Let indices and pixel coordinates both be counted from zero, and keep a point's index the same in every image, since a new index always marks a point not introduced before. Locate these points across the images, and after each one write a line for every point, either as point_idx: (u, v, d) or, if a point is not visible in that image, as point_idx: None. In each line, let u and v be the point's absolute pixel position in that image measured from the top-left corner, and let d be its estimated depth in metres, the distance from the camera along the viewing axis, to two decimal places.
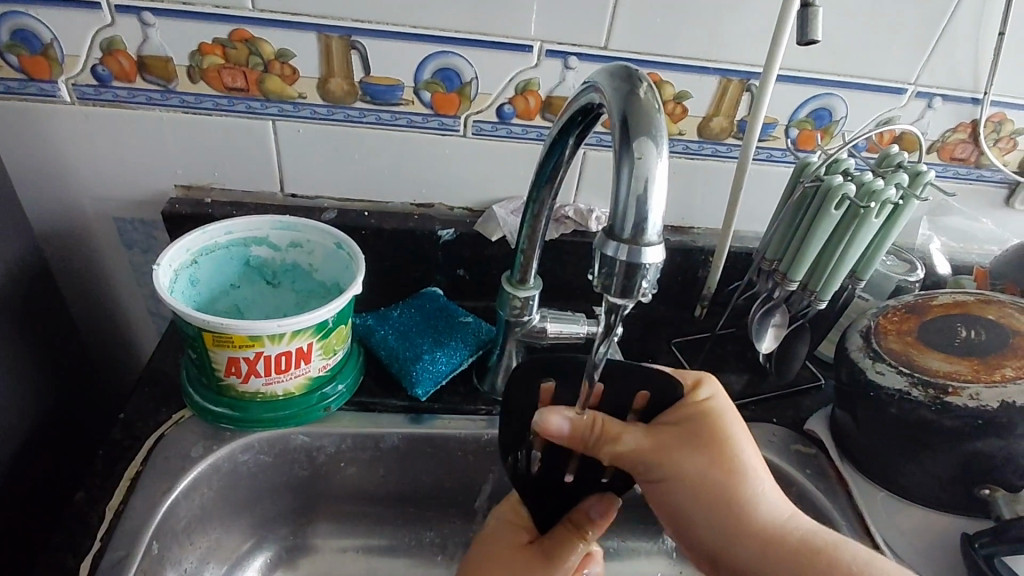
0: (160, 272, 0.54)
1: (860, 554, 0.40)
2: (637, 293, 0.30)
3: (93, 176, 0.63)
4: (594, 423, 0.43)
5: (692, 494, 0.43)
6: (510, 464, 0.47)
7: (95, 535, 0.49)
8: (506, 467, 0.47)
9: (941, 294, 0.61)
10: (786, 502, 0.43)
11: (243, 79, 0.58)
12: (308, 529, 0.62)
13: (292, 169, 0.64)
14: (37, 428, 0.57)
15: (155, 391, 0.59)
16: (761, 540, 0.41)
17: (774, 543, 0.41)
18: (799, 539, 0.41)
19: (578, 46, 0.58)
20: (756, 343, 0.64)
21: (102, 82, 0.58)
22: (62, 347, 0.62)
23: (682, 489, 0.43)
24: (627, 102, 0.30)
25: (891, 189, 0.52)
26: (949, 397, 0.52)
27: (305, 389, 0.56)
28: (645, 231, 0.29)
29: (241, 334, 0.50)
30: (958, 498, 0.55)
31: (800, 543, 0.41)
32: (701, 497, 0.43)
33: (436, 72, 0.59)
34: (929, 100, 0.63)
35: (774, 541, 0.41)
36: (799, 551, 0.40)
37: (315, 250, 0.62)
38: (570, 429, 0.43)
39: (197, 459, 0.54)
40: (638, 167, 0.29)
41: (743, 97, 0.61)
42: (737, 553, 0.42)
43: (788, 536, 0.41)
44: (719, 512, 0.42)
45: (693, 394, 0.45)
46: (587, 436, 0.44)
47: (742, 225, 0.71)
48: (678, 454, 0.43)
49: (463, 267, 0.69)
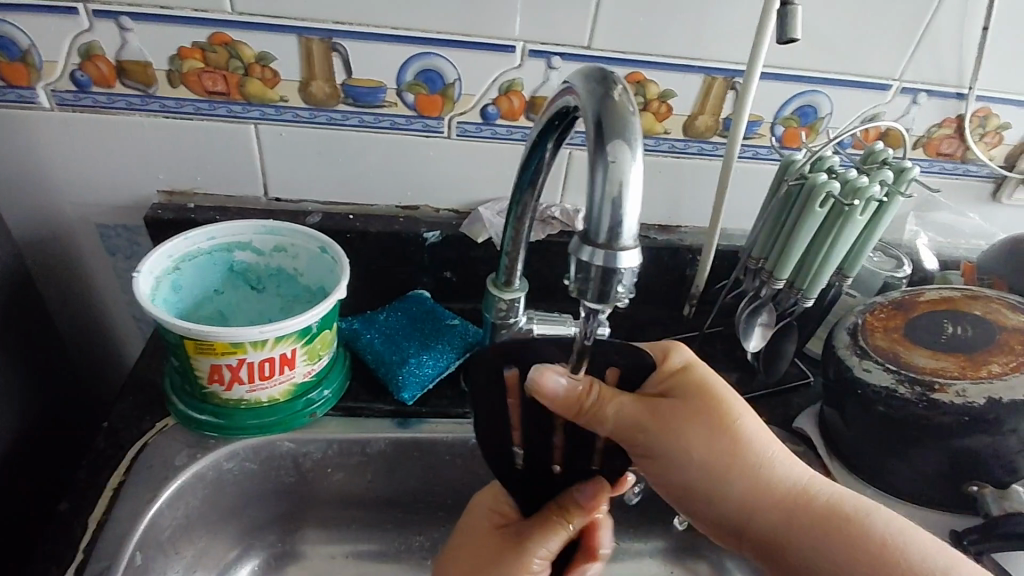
0: (141, 279, 0.53)
1: (891, 522, 0.39)
2: (613, 298, 0.30)
3: (74, 182, 0.62)
4: (589, 389, 0.40)
5: (704, 469, 0.41)
6: (494, 457, 0.45)
7: (77, 547, 0.48)
8: (490, 460, 0.45)
9: (928, 290, 0.61)
10: (798, 463, 0.42)
11: (224, 83, 0.57)
12: (296, 536, 0.62)
13: (276, 173, 0.64)
14: (19, 438, 0.56)
15: (139, 399, 0.59)
16: (786, 507, 0.40)
17: (801, 511, 0.40)
18: (824, 504, 0.40)
19: (561, 46, 0.57)
20: (744, 342, 0.64)
21: (81, 88, 0.57)
22: (44, 356, 0.61)
23: (693, 465, 0.41)
24: (602, 104, 0.30)
25: (875, 186, 0.52)
26: (935, 394, 0.52)
27: (291, 395, 0.55)
28: (620, 235, 0.29)
29: (224, 341, 0.49)
30: (946, 494, 0.55)
31: (825, 507, 0.40)
32: (708, 469, 0.41)
33: (418, 73, 0.58)
34: (914, 96, 0.63)
35: (801, 507, 0.40)
36: (830, 516, 0.40)
37: (299, 255, 0.62)
38: (566, 392, 0.40)
39: (181, 467, 0.54)
40: (613, 170, 0.29)
41: (728, 95, 0.61)
42: (757, 521, 0.41)
43: (814, 500, 0.40)
44: (738, 484, 0.41)
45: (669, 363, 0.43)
46: (580, 404, 0.40)
47: (729, 223, 0.71)
48: (682, 427, 0.41)
49: (450, 269, 0.69)
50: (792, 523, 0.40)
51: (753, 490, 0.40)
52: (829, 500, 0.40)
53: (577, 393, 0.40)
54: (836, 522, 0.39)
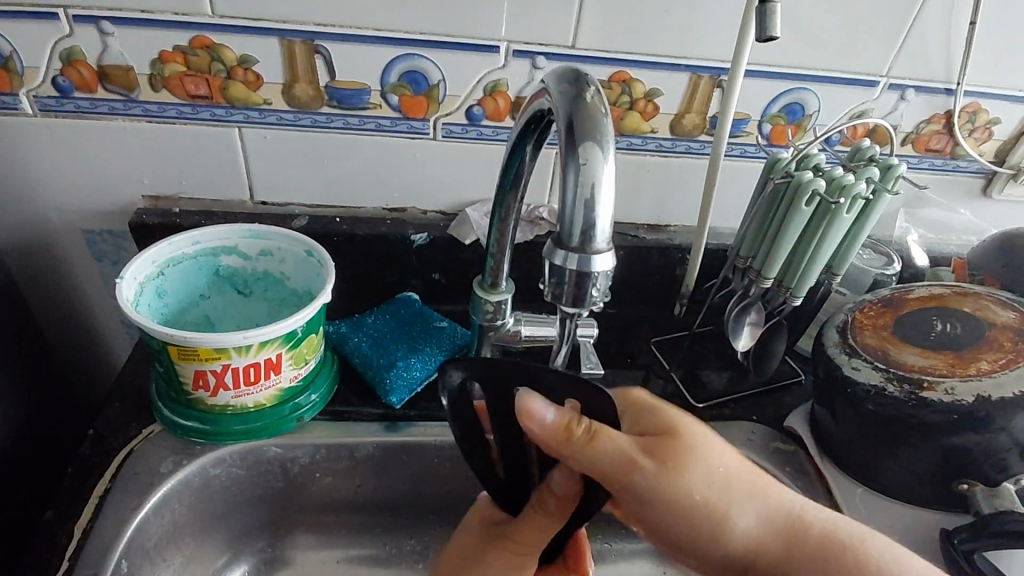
0: (124, 285, 0.53)
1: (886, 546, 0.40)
2: (588, 301, 0.31)
3: (59, 188, 0.62)
4: (578, 423, 0.40)
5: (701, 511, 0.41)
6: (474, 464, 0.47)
7: (61, 555, 0.48)
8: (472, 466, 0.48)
9: (918, 287, 0.61)
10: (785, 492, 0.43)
11: (207, 86, 0.57)
12: (285, 541, 0.61)
13: (261, 176, 0.63)
14: (4, 447, 0.56)
15: (125, 405, 0.58)
16: (788, 537, 0.41)
17: (803, 538, 0.41)
18: (822, 532, 0.41)
19: (546, 46, 0.57)
20: (733, 341, 0.64)
21: (63, 93, 0.56)
22: (29, 363, 0.61)
23: (696, 506, 0.41)
24: (574, 106, 0.29)
25: (862, 184, 0.52)
26: (924, 392, 0.51)
27: (277, 400, 0.55)
28: (594, 238, 0.29)
29: (208, 347, 0.49)
30: (937, 493, 0.55)
31: (824, 535, 0.41)
32: (705, 510, 0.41)
33: (402, 74, 0.58)
34: (902, 92, 0.62)
35: (802, 535, 0.41)
36: (829, 542, 0.41)
37: (285, 258, 0.61)
38: (553, 422, 0.39)
39: (167, 474, 0.54)
40: (585, 173, 0.28)
41: (714, 93, 0.61)
42: (759, 558, 0.41)
43: (809, 528, 0.41)
44: (740, 520, 0.41)
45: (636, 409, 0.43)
46: (568, 440, 0.39)
47: (719, 222, 0.70)
48: (675, 469, 0.40)
49: (438, 271, 0.68)
50: (796, 552, 0.40)
51: (754, 521, 0.41)
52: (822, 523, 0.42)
53: (566, 425, 0.39)
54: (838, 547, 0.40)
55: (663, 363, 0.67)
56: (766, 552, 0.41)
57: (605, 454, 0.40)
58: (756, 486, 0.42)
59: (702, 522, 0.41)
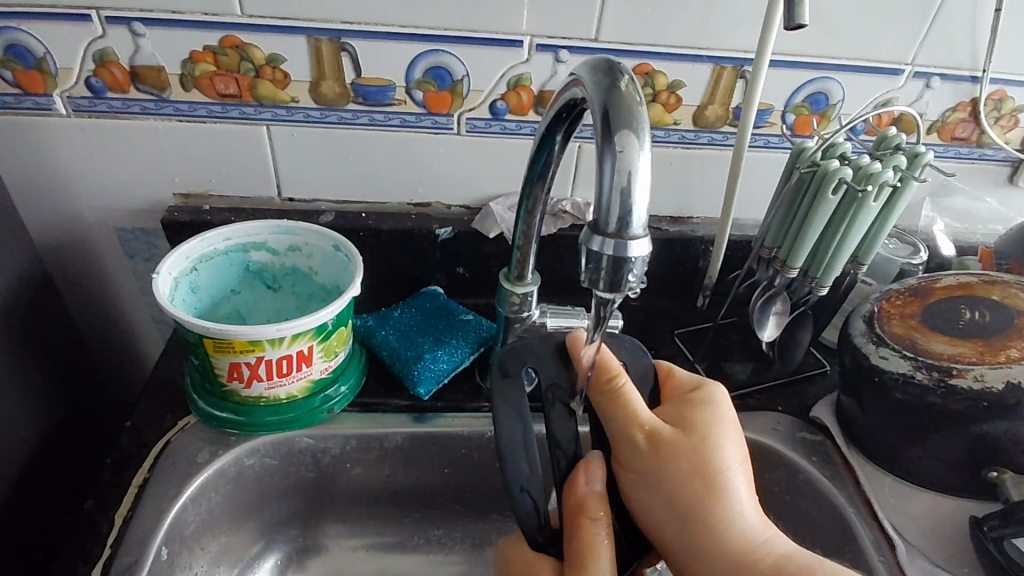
0: (161, 280, 0.54)
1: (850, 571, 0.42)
2: (626, 286, 0.30)
3: (92, 187, 0.64)
4: (617, 376, 0.44)
5: (672, 491, 0.43)
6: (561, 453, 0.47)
7: (103, 543, 0.49)
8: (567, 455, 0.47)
9: (944, 276, 0.60)
10: (760, 524, 0.44)
11: (236, 86, 0.58)
12: (317, 530, 0.63)
13: (289, 173, 0.64)
14: (43, 439, 0.57)
15: (160, 398, 0.60)
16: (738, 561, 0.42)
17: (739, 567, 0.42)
18: (770, 564, 0.42)
19: (568, 39, 0.57)
20: (758, 332, 0.63)
21: (96, 94, 0.58)
22: (67, 357, 0.62)
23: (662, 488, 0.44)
24: (609, 96, 0.30)
25: (889, 171, 0.52)
26: (954, 379, 0.51)
27: (308, 392, 0.56)
28: (630, 225, 0.29)
29: (242, 339, 0.50)
30: (966, 482, 0.55)
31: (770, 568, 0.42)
32: (675, 495, 0.43)
33: (427, 70, 0.58)
34: (927, 80, 0.62)
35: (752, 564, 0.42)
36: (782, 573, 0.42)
37: (313, 253, 0.62)
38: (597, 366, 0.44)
39: (204, 464, 0.55)
40: (621, 161, 0.29)
41: (737, 84, 0.61)
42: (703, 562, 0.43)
43: (760, 561, 0.42)
44: (698, 527, 0.43)
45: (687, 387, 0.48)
46: (601, 382, 0.44)
47: (742, 213, 0.70)
48: (674, 450, 0.44)
49: (462, 265, 0.69)
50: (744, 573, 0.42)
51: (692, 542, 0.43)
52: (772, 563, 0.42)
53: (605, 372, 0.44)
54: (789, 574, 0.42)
55: (687, 355, 0.67)
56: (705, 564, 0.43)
57: (627, 411, 0.44)
58: (727, 513, 0.43)
59: (658, 511, 0.45)
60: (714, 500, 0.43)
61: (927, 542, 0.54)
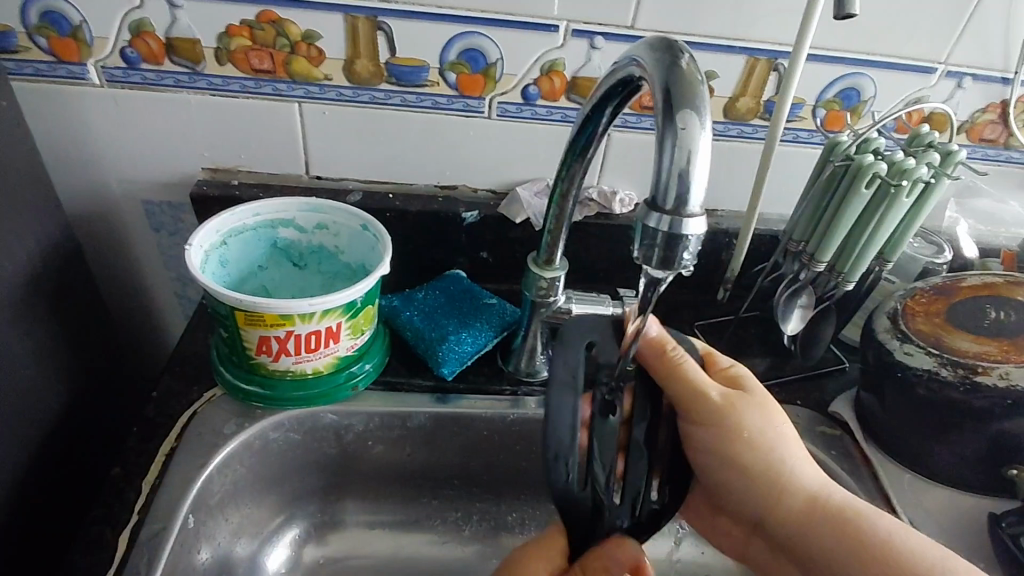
0: (193, 253, 0.55)
1: (896, 530, 0.44)
2: (678, 264, 0.31)
3: (123, 159, 0.64)
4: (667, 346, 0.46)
5: (748, 454, 0.47)
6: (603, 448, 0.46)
7: (130, 509, 0.50)
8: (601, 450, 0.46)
9: (969, 276, 0.60)
10: (816, 468, 0.48)
11: (270, 62, 0.58)
12: (336, 507, 0.63)
13: (318, 152, 0.65)
14: (69, 407, 0.58)
15: (185, 370, 0.60)
16: (823, 511, 0.46)
17: (808, 511, 0.46)
18: (837, 502, 0.46)
19: (605, 26, 0.57)
20: (782, 325, 0.64)
21: (131, 65, 0.58)
22: (93, 327, 0.63)
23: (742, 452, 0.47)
24: (670, 74, 0.30)
25: (923, 167, 0.52)
26: (979, 376, 0.52)
27: (333, 368, 0.56)
28: (687, 203, 0.30)
29: (273, 313, 0.50)
30: (983, 477, 0.56)
31: (840, 505, 0.46)
32: (751, 458, 0.47)
33: (461, 52, 0.58)
34: (959, 80, 0.62)
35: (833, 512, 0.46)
36: (843, 518, 0.45)
37: (340, 232, 0.62)
38: (647, 344, 0.46)
39: (230, 436, 0.55)
40: (683, 139, 0.29)
41: (770, 76, 0.61)
42: (796, 527, 0.47)
43: (828, 501, 0.46)
44: (791, 483, 0.47)
45: (717, 362, 0.51)
46: (655, 358, 0.46)
47: (766, 208, 0.71)
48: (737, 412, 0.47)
49: (486, 250, 0.69)
50: (829, 525, 0.45)
51: (766, 492, 0.48)
52: (840, 509, 0.45)
53: (654, 348, 0.46)
54: (859, 514, 0.45)
55: (706, 346, 0.67)
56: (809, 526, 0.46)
57: (686, 377, 0.46)
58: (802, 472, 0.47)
59: (748, 480, 0.48)
60: (785, 448, 0.48)
61: (945, 537, 0.55)
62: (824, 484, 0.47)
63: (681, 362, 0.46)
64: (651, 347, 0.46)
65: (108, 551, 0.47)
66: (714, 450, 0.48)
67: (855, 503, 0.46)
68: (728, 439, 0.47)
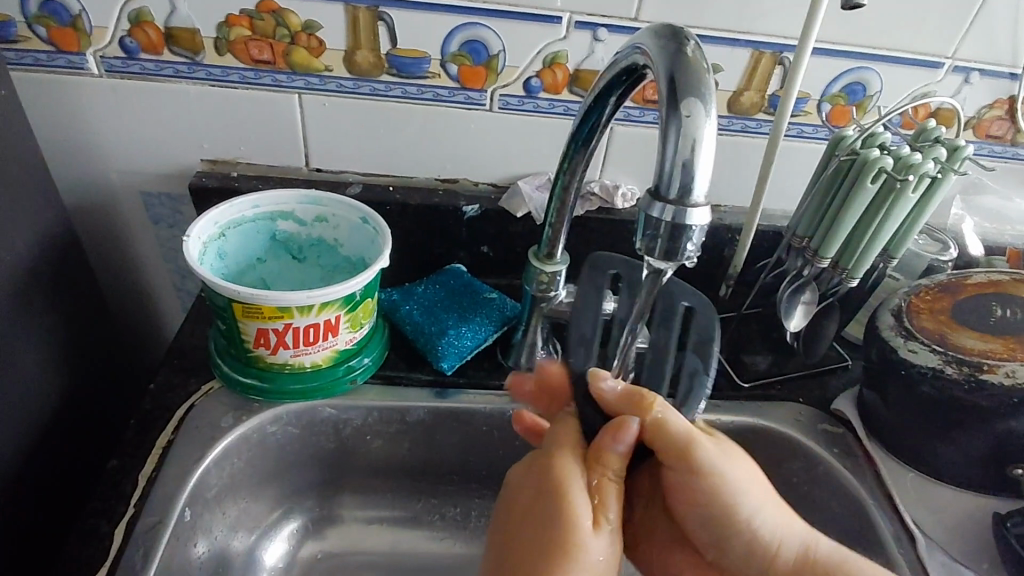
0: (191, 244, 0.54)
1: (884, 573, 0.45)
2: (682, 255, 0.30)
3: (121, 150, 0.63)
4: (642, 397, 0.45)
5: (730, 511, 0.46)
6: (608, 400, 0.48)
7: (126, 502, 0.49)
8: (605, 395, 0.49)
9: (974, 273, 0.60)
10: (801, 522, 0.47)
11: (271, 52, 0.58)
12: (333, 501, 0.63)
13: (318, 145, 0.64)
14: (66, 398, 0.57)
15: (183, 363, 0.60)
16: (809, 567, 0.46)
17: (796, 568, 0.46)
18: (825, 556, 0.46)
19: (608, 18, 0.57)
20: (785, 322, 0.63)
21: (130, 54, 0.57)
22: (91, 319, 0.62)
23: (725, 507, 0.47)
24: (675, 61, 0.29)
25: (929, 163, 0.51)
26: (984, 374, 0.51)
27: (332, 362, 0.56)
28: (691, 193, 0.29)
29: (271, 305, 0.50)
30: (987, 477, 0.55)
31: (826, 559, 0.46)
32: (733, 516, 0.47)
33: (463, 44, 0.58)
34: (966, 75, 0.61)
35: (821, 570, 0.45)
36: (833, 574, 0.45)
37: (340, 225, 0.62)
38: (621, 392, 0.46)
39: (227, 429, 0.55)
40: (687, 127, 0.28)
41: (775, 70, 0.60)
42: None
43: (815, 564, 0.46)
44: (776, 540, 0.46)
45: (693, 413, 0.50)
46: (629, 409, 0.45)
47: (770, 203, 0.70)
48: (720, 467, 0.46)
49: (487, 244, 0.69)
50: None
51: (751, 548, 0.47)
52: (828, 559, 0.46)
53: (629, 398, 0.45)
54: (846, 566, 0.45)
55: None
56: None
57: (665, 428, 0.45)
58: (787, 528, 0.46)
59: (732, 535, 0.47)
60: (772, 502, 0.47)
61: (947, 537, 0.54)
62: (812, 537, 0.46)
63: (659, 413, 0.45)
64: (629, 395, 0.45)
65: (104, 544, 0.47)
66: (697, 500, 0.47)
67: (843, 553, 0.46)
68: (713, 491, 0.46)
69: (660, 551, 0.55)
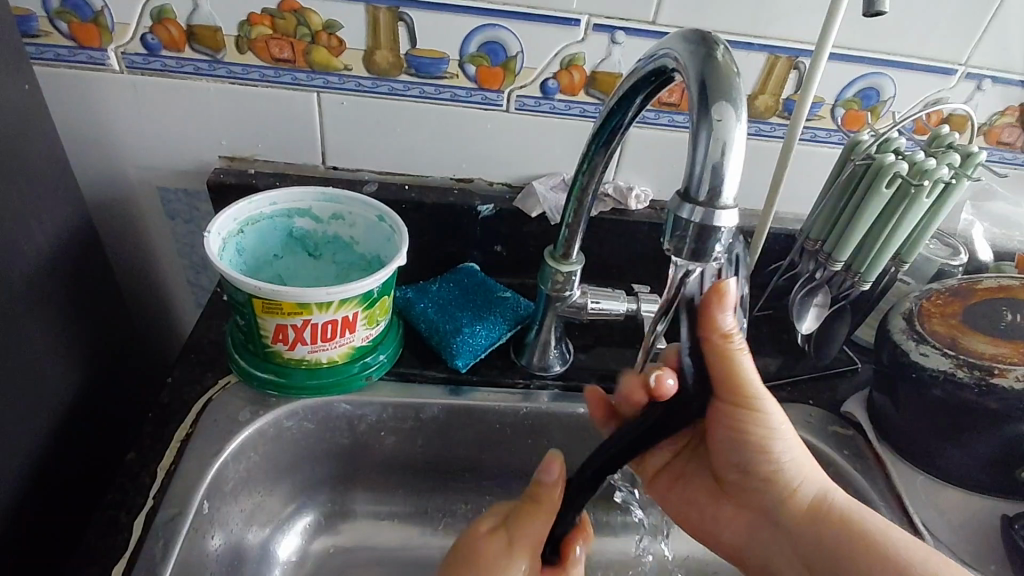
0: (211, 240, 0.55)
1: (879, 524, 0.46)
2: (709, 255, 0.31)
3: (140, 146, 0.64)
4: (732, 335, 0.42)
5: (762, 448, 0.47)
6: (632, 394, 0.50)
7: (146, 494, 0.50)
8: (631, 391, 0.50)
9: (985, 278, 0.60)
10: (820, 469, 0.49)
11: (291, 50, 0.58)
12: (346, 497, 0.63)
13: (335, 143, 0.65)
14: (84, 391, 0.58)
15: (200, 357, 0.60)
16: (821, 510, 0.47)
17: (811, 508, 0.47)
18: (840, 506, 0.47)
19: (626, 21, 0.57)
20: (797, 324, 0.64)
21: (151, 51, 0.58)
22: (109, 312, 0.63)
23: (759, 437, 0.47)
24: (706, 66, 0.30)
25: (944, 168, 0.52)
26: (995, 378, 0.52)
27: (348, 358, 0.56)
28: (720, 195, 0.30)
29: (291, 301, 0.50)
30: (996, 480, 0.56)
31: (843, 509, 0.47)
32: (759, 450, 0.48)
33: (482, 45, 0.58)
34: (978, 82, 0.62)
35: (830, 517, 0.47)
36: (845, 524, 0.46)
37: (356, 223, 0.63)
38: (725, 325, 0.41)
39: (244, 423, 0.55)
40: (719, 131, 0.29)
41: (791, 74, 0.60)
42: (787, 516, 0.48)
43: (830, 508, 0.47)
44: (800, 479, 0.48)
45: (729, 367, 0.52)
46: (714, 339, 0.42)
47: (782, 207, 0.70)
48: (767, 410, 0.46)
49: (501, 244, 0.69)
50: (828, 525, 0.47)
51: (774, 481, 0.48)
52: (843, 506, 0.47)
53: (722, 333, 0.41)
54: (849, 514, 0.47)
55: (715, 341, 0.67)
56: (801, 518, 0.48)
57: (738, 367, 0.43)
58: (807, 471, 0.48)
59: (751, 464, 0.49)
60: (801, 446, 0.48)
61: (956, 539, 0.55)
62: (829, 485, 0.48)
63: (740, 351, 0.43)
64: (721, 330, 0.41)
65: (124, 535, 0.48)
66: (734, 428, 0.47)
67: (859, 507, 0.47)
68: (749, 428, 0.47)
69: (671, 466, 0.56)
